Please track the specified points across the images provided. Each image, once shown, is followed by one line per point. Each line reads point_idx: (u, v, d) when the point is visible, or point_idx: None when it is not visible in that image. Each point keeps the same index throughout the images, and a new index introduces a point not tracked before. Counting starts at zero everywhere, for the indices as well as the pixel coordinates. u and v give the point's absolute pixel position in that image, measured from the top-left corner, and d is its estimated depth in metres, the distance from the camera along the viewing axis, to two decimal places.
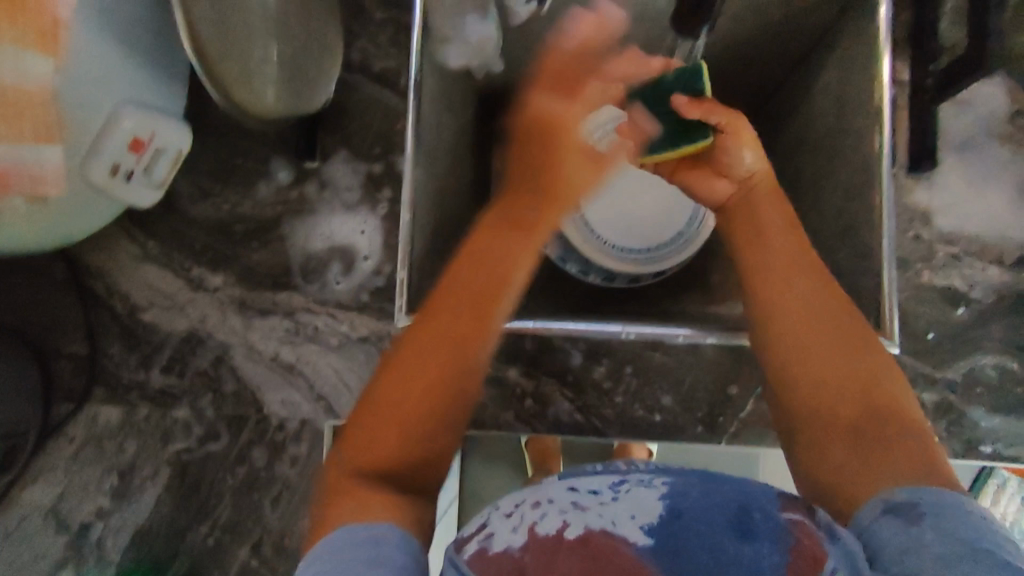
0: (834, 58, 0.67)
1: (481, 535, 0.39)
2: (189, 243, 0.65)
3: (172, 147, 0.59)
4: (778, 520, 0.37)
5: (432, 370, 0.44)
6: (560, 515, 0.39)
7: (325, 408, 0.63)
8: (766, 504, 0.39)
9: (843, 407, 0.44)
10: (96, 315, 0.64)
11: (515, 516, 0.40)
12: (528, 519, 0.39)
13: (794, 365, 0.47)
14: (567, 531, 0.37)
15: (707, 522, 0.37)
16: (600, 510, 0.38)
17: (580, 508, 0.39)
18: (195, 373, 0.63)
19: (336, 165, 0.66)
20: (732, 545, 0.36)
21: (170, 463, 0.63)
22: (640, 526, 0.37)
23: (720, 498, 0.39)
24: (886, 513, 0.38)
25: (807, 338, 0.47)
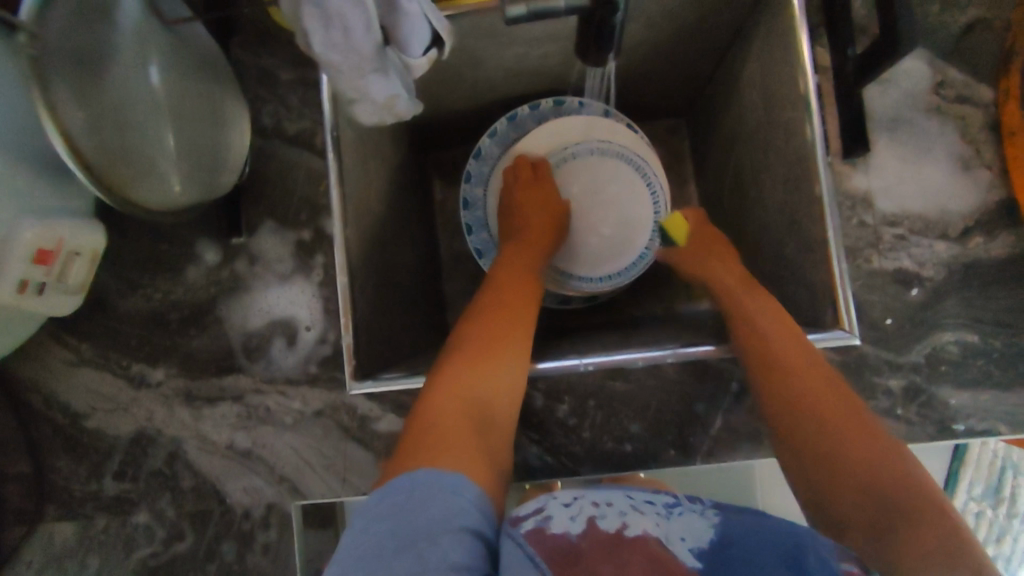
0: (755, 51, 0.67)
1: (538, 516, 0.44)
2: (124, 340, 0.62)
3: (83, 247, 0.56)
4: (831, 564, 0.41)
5: (467, 386, 0.49)
6: (619, 517, 0.44)
7: (289, 489, 0.60)
8: (818, 546, 0.42)
9: (842, 486, 0.46)
10: (38, 429, 0.61)
11: (572, 505, 0.45)
12: (588, 513, 0.44)
13: (806, 454, 0.49)
14: (628, 529, 0.43)
15: (762, 555, 0.42)
16: (658, 521, 0.44)
17: (641, 513, 0.45)
18: (150, 473, 0.61)
19: (263, 238, 0.62)
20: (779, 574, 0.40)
21: (138, 572, 0.60)
22: (690, 547, 0.42)
23: (777, 536, 0.43)
24: None
25: (827, 406, 0.50)
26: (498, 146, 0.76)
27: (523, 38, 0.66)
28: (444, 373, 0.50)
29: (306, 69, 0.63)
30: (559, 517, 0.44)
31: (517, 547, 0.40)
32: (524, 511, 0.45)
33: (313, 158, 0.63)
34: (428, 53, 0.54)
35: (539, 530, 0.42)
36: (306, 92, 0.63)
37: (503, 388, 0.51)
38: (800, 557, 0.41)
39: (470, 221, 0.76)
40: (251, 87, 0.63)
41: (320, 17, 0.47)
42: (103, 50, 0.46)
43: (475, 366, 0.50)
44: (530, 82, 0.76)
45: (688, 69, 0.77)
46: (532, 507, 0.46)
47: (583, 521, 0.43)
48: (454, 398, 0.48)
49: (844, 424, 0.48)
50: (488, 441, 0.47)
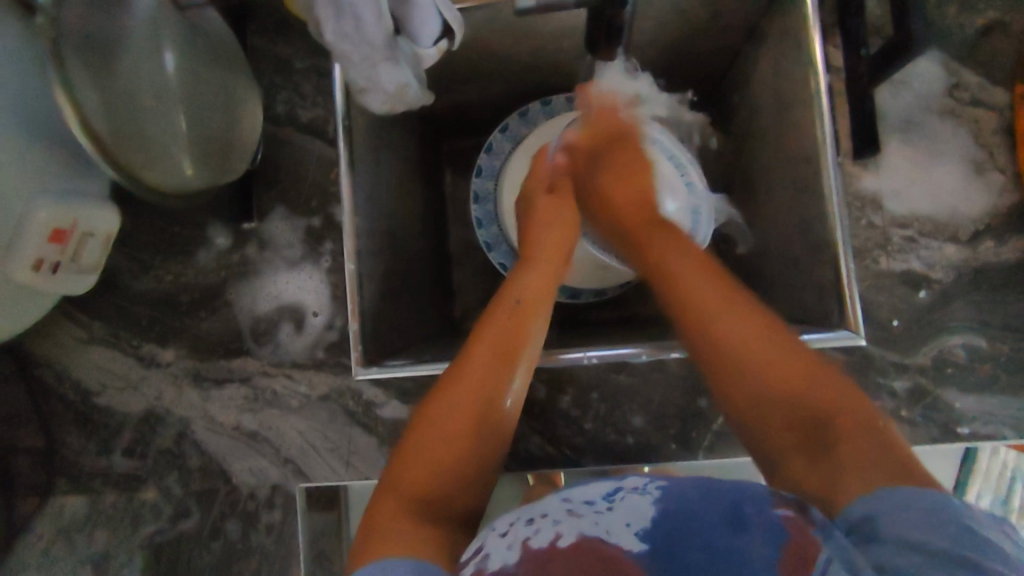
0: (769, 49, 0.67)
1: (477, 558, 0.42)
2: (134, 320, 0.63)
3: (98, 229, 0.57)
4: (769, 513, 0.42)
5: (448, 445, 0.47)
6: (553, 527, 0.43)
7: (294, 471, 0.61)
8: (754, 498, 0.43)
9: (773, 420, 0.48)
10: (49, 405, 0.63)
11: (509, 534, 0.44)
12: (522, 536, 0.43)
13: (737, 402, 0.51)
14: (561, 538, 0.42)
15: (700, 521, 0.42)
16: (597, 518, 0.44)
17: (575, 517, 0.44)
18: (159, 451, 0.62)
19: (274, 223, 0.63)
20: (724, 540, 0.40)
21: (144, 548, 0.61)
22: (635, 531, 0.42)
23: (720, 500, 0.44)
24: (865, 517, 0.40)
25: (746, 346, 0.50)
26: (509, 141, 0.76)
27: (535, 31, 0.66)
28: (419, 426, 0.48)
29: (319, 57, 0.64)
30: (497, 551, 0.42)
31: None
32: (463, 555, 0.44)
33: (324, 146, 0.64)
34: (439, 44, 0.55)
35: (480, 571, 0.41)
36: (319, 80, 0.64)
37: (487, 452, 0.49)
38: (740, 512, 0.42)
39: (479, 215, 0.76)
40: (265, 74, 0.64)
41: (333, 8, 0.48)
42: (116, 35, 0.47)
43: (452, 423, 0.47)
44: (542, 76, 0.76)
45: (701, 66, 0.77)
46: (471, 547, 0.45)
47: (516, 544, 0.42)
48: (427, 456, 0.47)
49: (757, 360, 0.50)
50: (459, 494, 0.47)
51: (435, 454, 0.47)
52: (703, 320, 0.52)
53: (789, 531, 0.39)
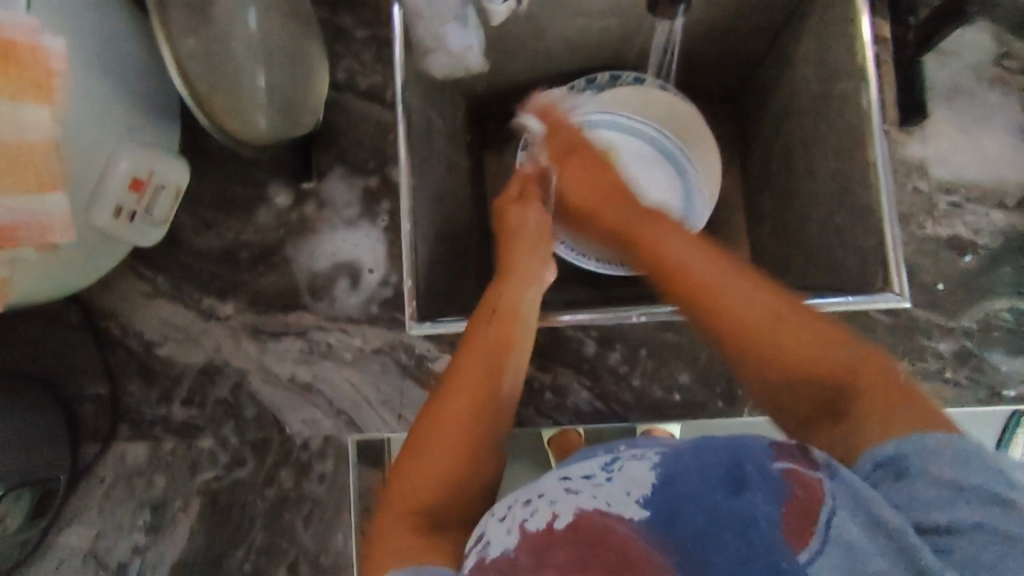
0: (814, 25, 0.69)
1: (478, 545, 0.38)
2: (196, 275, 0.66)
3: (168, 182, 0.60)
4: (771, 471, 0.34)
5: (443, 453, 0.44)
6: (550, 507, 0.37)
7: (347, 422, 0.63)
8: (757, 453, 0.36)
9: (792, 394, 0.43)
10: (114, 355, 0.65)
11: (506, 517, 0.38)
12: (519, 517, 0.37)
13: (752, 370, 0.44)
14: (556, 520, 0.35)
15: (702, 483, 0.35)
16: (593, 491, 0.36)
17: (573, 492, 0.37)
18: (216, 401, 0.64)
19: (333, 184, 0.66)
20: (726, 504, 0.33)
21: (201, 493, 0.63)
22: (637, 500, 0.35)
23: (715, 454, 0.36)
24: (876, 469, 0.35)
25: (743, 317, 0.45)
26: None
27: (587, 5, 0.69)
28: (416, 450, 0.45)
29: (379, 26, 0.67)
30: (494, 535, 0.37)
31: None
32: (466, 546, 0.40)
33: (382, 111, 0.67)
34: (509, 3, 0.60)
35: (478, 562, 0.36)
36: (379, 49, 0.67)
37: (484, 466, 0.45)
38: (739, 470, 0.35)
39: None
40: (328, 42, 0.67)
41: None
42: None
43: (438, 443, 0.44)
44: (589, 54, 0.78)
45: (742, 47, 0.78)
46: (472, 534, 0.40)
47: (512, 528, 0.37)
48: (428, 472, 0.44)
49: (753, 337, 0.44)
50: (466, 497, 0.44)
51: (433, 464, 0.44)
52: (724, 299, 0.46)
53: (790, 486, 0.34)
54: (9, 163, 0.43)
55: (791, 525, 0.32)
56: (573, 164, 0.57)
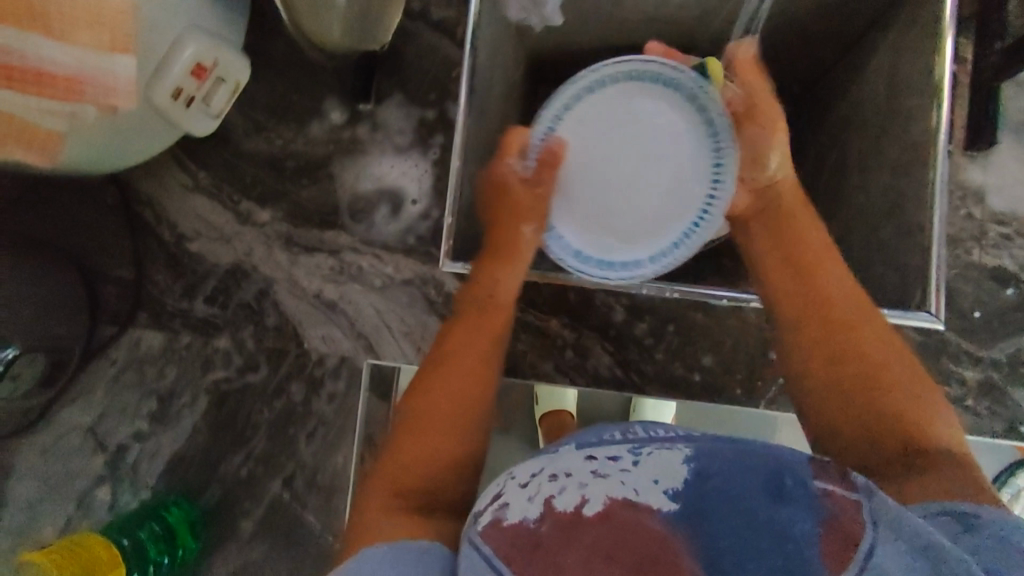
0: (892, 37, 0.68)
1: (495, 506, 0.41)
2: (239, 176, 0.66)
3: (228, 78, 0.60)
4: (811, 487, 0.37)
5: (436, 428, 0.48)
6: (579, 490, 0.39)
7: (366, 347, 0.63)
8: (797, 470, 0.38)
9: (839, 397, 0.48)
10: (145, 242, 0.65)
11: (529, 485, 0.41)
12: (545, 492, 0.40)
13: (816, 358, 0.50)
14: (588, 505, 0.38)
15: (738, 489, 0.37)
16: (621, 476, 0.40)
17: (600, 470, 0.40)
18: (239, 304, 0.64)
19: (390, 109, 0.66)
20: (763, 512, 0.36)
21: (209, 392, 0.63)
22: (665, 488, 0.38)
23: (753, 463, 0.39)
24: (942, 514, 0.39)
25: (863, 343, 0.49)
26: None
27: None
28: (406, 426, 0.49)
29: None
30: (516, 500, 0.40)
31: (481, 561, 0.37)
32: (483, 503, 0.43)
33: (451, 46, 0.66)
34: None
35: (495, 522, 0.39)
36: None
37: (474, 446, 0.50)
38: (779, 483, 0.37)
39: None
40: None
41: None
42: None
43: (434, 411, 0.49)
44: (662, 29, 0.79)
45: (813, 49, 0.79)
46: (491, 495, 0.43)
47: (539, 501, 0.39)
48: (422, 449, 0.48)
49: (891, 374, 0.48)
50: (463, 458, 0.49)
51: (426, 447, 0.48)
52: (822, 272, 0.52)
53: (831, 506, 0.36)
54: (84, 13, 0.43)
55: (831, 549, 0.34)
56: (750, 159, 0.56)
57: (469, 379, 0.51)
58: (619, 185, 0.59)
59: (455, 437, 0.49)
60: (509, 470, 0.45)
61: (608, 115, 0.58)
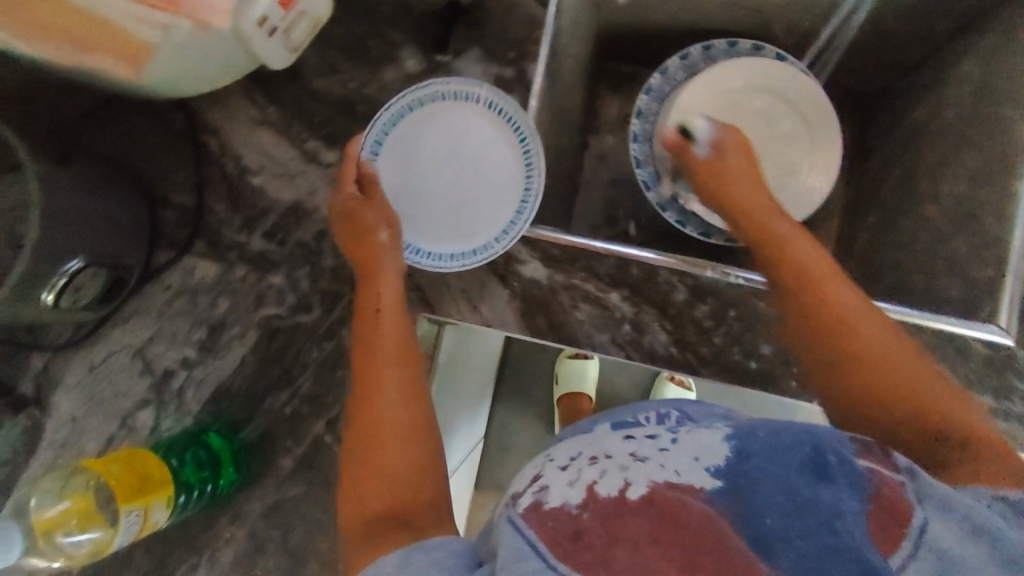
0: (985, 44, 0.67)
1: (534, 488, 0.39)
2: (308, 114, 0.65)
3: (307, 12, 0.59)
4: (854, 464, 0.35)
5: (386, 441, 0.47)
6: (621, 473, 0.38)
7: (421, 299, 0.62)
8: (837, 444, 0.36)
9: (875, 404, 0.45)
10: (208, 171, 0.65)
11: (569, 467, 0.40)
12: (587, 477, 0.38)
13: (854, 364, 0.47)
14: (630, 490, 0.36)
15: (778, 464, 0.35)
16: (661, 461, 0.38)
17: (641, 459, 0.39)
18: (297, 243, 0.64)
19: (467, 62, 0.65)
20: (807, 489, 0.34)
21: (259, 327, 0.63)
22: (707, 467, 0.37)
23: (791, 441, 0.37)
24: (991, 502, 0.35)
25: (885, 352, 0.47)
26: (684, 70, 0.81)
27: None
28: (358, 451, 0.47)
29: None
30: (556, 485, 0.38)
31: (516, 535, 0.35)
32: (522, 485, 0.41)
33: (536, 5, 0.65)
34: None
35: (536, 505, 0.37)
36: None
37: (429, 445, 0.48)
38: (821, 458, 0.35)
39: (638, 130, 0.81)
40: None
41: None
42: None
43: (371, 422, 0.48)
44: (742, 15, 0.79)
45: (895, 52, 0.78)
46: (529, 478, 0.41)
47: (580, 485, 0.38)
48: (377, 467, 0.46)
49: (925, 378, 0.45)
50: (423, 460, 0.47)
51: (378, 464, 0.46)
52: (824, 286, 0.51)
53: (875, 484, 0.34)
54: None
55: (880, 531, 0.32)
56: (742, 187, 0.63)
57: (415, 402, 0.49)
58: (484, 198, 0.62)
59: (396, 435, 0.47)
60: (547, 454, 0.45)
61: (443, 136, 0.62)
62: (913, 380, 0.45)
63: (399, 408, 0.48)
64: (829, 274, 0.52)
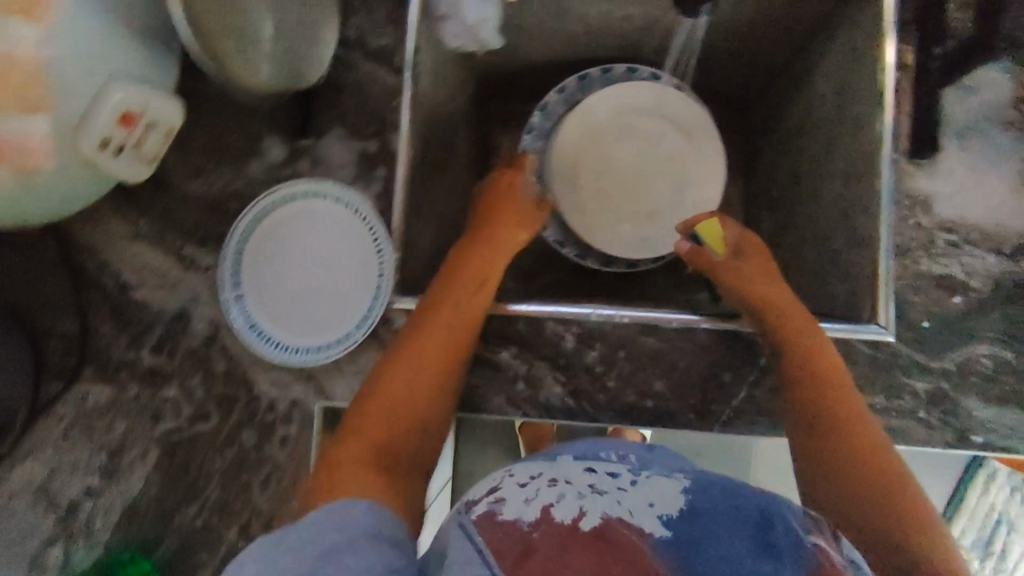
0: (837, 43, 0.68)
1: (491, 498, 0.43)
2: (179, 220, 0.64)
3: (165, 123, 0.56)
4: (801, 537, 0.40)
5: (369, 439, 0.51)
6: (576, 501, 0.42)
7: (316, 389, 0.62)
8: (790, 521, 0.41)
9: (853, 488, 0.50)
10: (87, 293, 0.64)
11: (528, 485, 0.43)
12: (543, 498, 0.42)
13: (840, 447, 0.52)
14: (584, 521, 0.40)
15: (727, 528, 0.40)
16: (618, 498, 0.42)
17: (599, 490, 0.43)
18: (187, 352, 0.63)
19: (330, 143, 0.64)
20: (753, 560, 0.38)
21: (160, 443, 0.62)
22: (659, 516, 0.41)
23: (744, 502, 0.42)
24: None
25: (863, 438, 0.53)
26: (564, 104, 0.81)
27: None
28: (345, 437, 0.51)
29: None
30: (514, 500, 0.42)
31: (466, 541, 0.40)
32: (478, 493, 0.45)
33: (388, 75, 0.64)
34: None
35: (490, 515, 0.41)
36: (393, 10, 0.64)
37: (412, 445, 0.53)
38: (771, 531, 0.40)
39: None
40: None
41: None
42: None
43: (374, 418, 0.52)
44: (609, 41, 0.79)
45: (763, 56, 0.79)
46: (487, 487, 0.45)
47: (536, 506, 0.41)
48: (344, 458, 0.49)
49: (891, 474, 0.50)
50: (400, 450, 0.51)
51: (356, 451, 0.49)
52: (838, 381, 0.56)
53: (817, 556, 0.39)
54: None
55: None
56: (755, 267, 0.65)
57: (430, 378, 0.54)
58: (343, 290, 0.63)
59: (397, 425, 0.52)
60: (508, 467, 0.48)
61: (303, 231, 0.63)
62: (901, 487, 0.50)
63: (387, 413, 0.52)
64: (834, 370, 0.56)
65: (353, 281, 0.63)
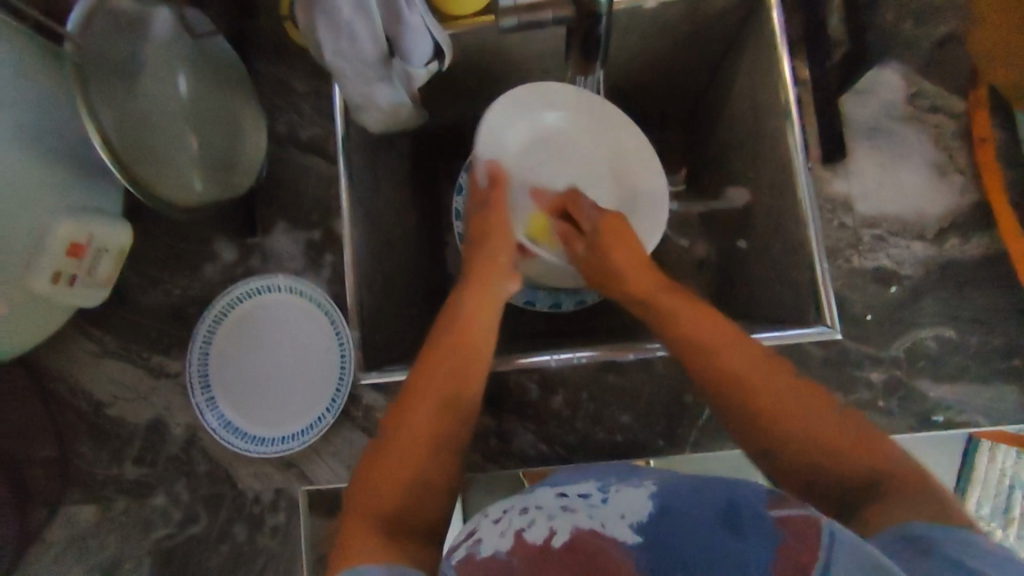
0: (745, 64, 0.72)
1: (470, 542, 0.42)
2: (143, 332, 0.66)
3: (114, 245, 0.60)
4: (765, 517, 0.39)
5: (417, 471, 0.50)
6: (548, 523, 0.41)
7: (297, 475, 0.63)
8: (751, 501, 0.41)
9: (801, 445, 0.47)
10: (63, 418, 0.65)
11: (501, 521, 0.43)
12: (516, 525, 0.41)
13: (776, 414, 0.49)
14: (556, 537, 0.39)
15: (695, 524, 0.39)
16: (589, 512, 0.41)
17: (570, 508, 0.42)
18: (167, 458, 0.64)
19: (277, 237, 0.67)
20: (720, 543, 0.37)
21: (154, 552, 0.64)
22: (628, 523, 0.40)
23: (711, 497, 0.42)
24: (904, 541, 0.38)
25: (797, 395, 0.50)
26: None
27: (525, 55, 0.74)
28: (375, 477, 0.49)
29: (319, 81, 0.68)
30: (489, 537, 0.41)
31: None
32: (459, 541, 0.45)
33: (324, 164, 0.68)
34: (429, 65, 0.57)
35: (469, 558, 0.40)
36: (318, 103, 0.68)
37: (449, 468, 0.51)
38: (733, 517, 0.39)
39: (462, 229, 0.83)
40: (268, 100, 0.68)
41: (331, 30, 0.50)
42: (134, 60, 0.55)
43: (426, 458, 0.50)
44: None
45: (683, 80, 0.82)
46: (466, 534, 0.45)
47: (509, 533, 0.41)
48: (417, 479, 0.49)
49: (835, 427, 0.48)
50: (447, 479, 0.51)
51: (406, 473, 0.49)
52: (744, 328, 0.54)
53: (783, 532, 0.37)
54: None
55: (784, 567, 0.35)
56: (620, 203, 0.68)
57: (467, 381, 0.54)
58: (306, 380, 0.65)
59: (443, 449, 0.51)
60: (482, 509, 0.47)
61: (262, 328, 0.66)
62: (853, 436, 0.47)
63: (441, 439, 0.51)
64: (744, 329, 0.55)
65: (316, 370, 0.65)
